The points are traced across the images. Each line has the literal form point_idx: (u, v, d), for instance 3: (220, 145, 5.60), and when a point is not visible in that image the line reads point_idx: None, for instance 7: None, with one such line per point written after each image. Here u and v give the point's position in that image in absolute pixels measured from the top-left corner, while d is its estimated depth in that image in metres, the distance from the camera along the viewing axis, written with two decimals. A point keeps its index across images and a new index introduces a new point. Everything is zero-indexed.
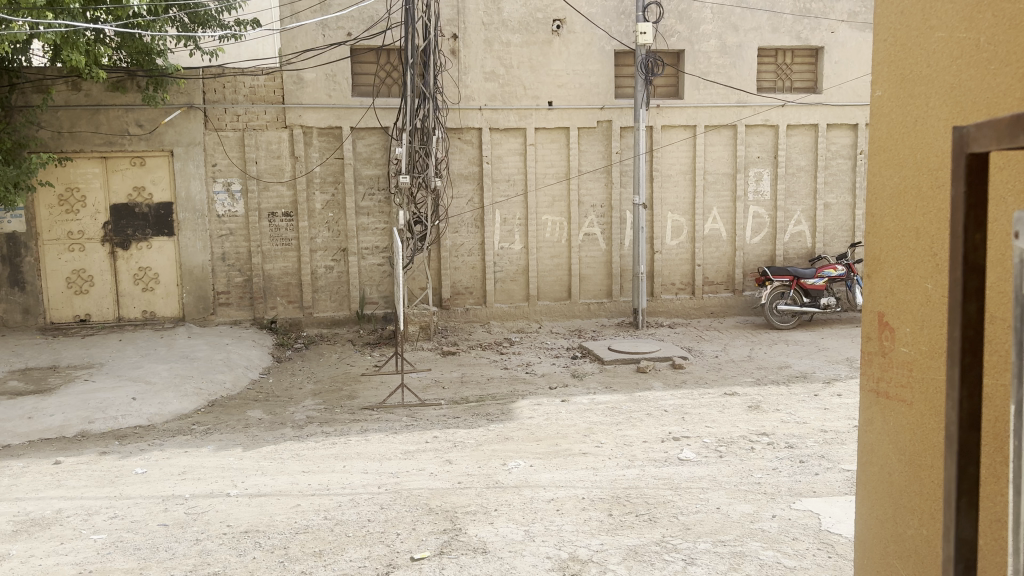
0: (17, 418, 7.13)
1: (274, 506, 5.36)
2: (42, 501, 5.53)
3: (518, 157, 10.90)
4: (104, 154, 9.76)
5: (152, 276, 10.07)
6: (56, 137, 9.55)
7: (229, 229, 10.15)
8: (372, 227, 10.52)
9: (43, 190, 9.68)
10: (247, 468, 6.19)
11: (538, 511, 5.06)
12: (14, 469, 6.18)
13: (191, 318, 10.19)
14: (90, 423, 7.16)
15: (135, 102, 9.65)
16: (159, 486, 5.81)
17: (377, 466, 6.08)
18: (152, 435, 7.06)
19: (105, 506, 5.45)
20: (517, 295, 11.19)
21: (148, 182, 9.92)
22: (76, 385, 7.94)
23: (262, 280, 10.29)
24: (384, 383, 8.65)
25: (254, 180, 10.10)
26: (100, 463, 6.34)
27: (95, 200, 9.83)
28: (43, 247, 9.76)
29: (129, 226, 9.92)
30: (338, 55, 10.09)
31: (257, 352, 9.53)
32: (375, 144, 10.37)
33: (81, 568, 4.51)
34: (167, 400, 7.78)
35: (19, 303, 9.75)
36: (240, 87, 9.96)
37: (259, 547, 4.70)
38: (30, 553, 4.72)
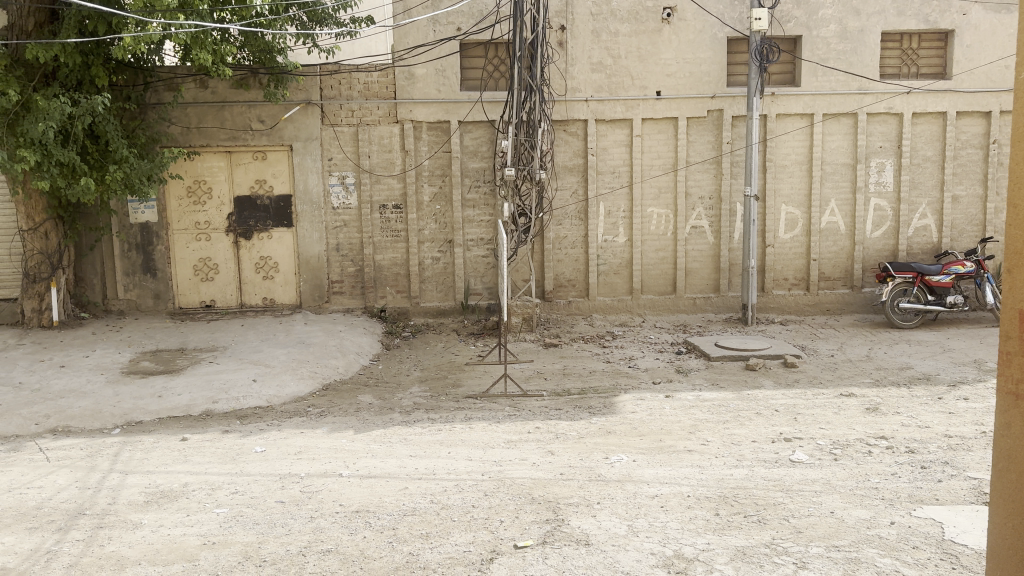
0: (149, 396, 7.62)
1: (383, 488, 5.52)
2: (170, 475, 5.90)
3: (624, 149, 10.79)
4: (228, 148, 10.26)
5: (272, 265, 10.54)
6: (185, 133, 10.10)
7: (342, 220, 10.50)
8: (477, 219, 10.67)
9: (173, 182, 10.26)
10: (359, 450, 6.41)
11: (642, 506, 5.00)
12: (146, 444, 6.61)
13: (307, 305, 10.62)
14: (214, 403, 7.57)
15: (257, 99, 10.11)
16: (277, 465, 6.09)
17: (482, 454, 6.16)
18: (270, 415, 7.41)
19: (227, 482, 5.77)
20: (621, 289, 11.09)
21: (269, 175, 10.37)
22: (202, 367, 8.42)
23: (372, 270, 10.60)
24: (488, 373, 8.76)
25: (366, 173, 10.40)
26: (222, 441, 6.70)
27: (220, 192, 10.35)
28: (173, 236, 10.35)
29: (250, 217, 10.41)
30: (448, 49, 10.26)
31: (367, 339, 9.84)
32: (482, 137, 10.50)
33: (205, 539, 4.79)
34: (284, 382, 8.13)
35: (151, 288, 10.38)
36: (355, 83, 10.28)
37: (369, 527, 4.86)
38: (159, 523, 5.05)
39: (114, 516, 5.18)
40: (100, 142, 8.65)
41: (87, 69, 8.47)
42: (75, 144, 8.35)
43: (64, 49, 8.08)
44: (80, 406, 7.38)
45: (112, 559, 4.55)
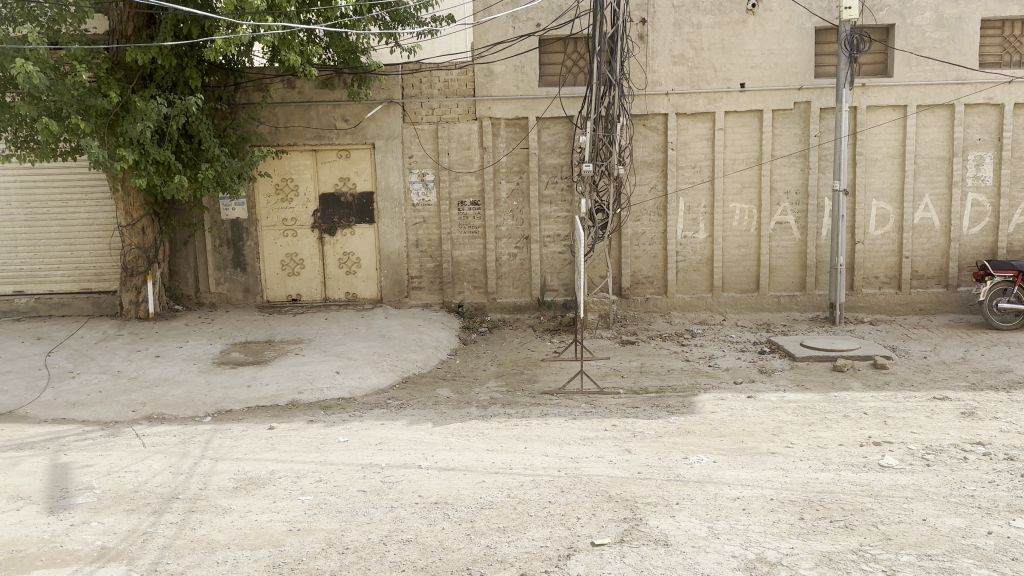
0: (239, 385, 7.92)
1: (462, 480, 5.59)
2: (258, 462, 6.12)
3: (706, 143, 10.60)
4: (314, 147, 10.54)
5: (355, 260, 10.79)
6: (273, 132, 10.43)
7: (422, 216, 10.66)
8: (554, 215, 10.67)
9: (262, 180, 10.61)
10: (437, 442, 6.50)
11: (723, 508, 4.91)
12: (235, 432, 6.87)
13: (387, 299, 10.82)
14: (299, 393, 7.81)
15: (341, 98, 10.37)
16: (359, 455, 6.24)
17: (558, 450, 6.16)
18: (352, 407, 7.59)
19: (311, 470, 5.95)
20: (701, 286, 10.91)
21: (352, 173, 10.61)
22: (288, 358, 8.69)
23: (451, 265, 10.73)
24: (564, 370, 8.75)
25: (446, 170, 10.54)
26: (307, 430, 6.91)
27: (306, 190, 10.64)
28: (261, 232, 10.70)
29: (334, 214, 10.67)
30: (528, 45, 10.28)
31: (445, 334, 9.97)
32: (560, 133, 10.50)
33: (291, 525, 4.95)
34: (365, 375, 8.32)
35: (241, 282, 10.75)
36: (436, 81, 10.42)
37: (448, 519, 4.93)
38: (248, 508, 5.24)
39: (205, 500, 5.40)
40: (193, 142, 9.00)
41: (181, 71, 8.83)
42: (170, 143, 8.71)
43: (161, 52, 8.44)
44: (174, 394, 7.72)
45: (203, 542, 4.75)
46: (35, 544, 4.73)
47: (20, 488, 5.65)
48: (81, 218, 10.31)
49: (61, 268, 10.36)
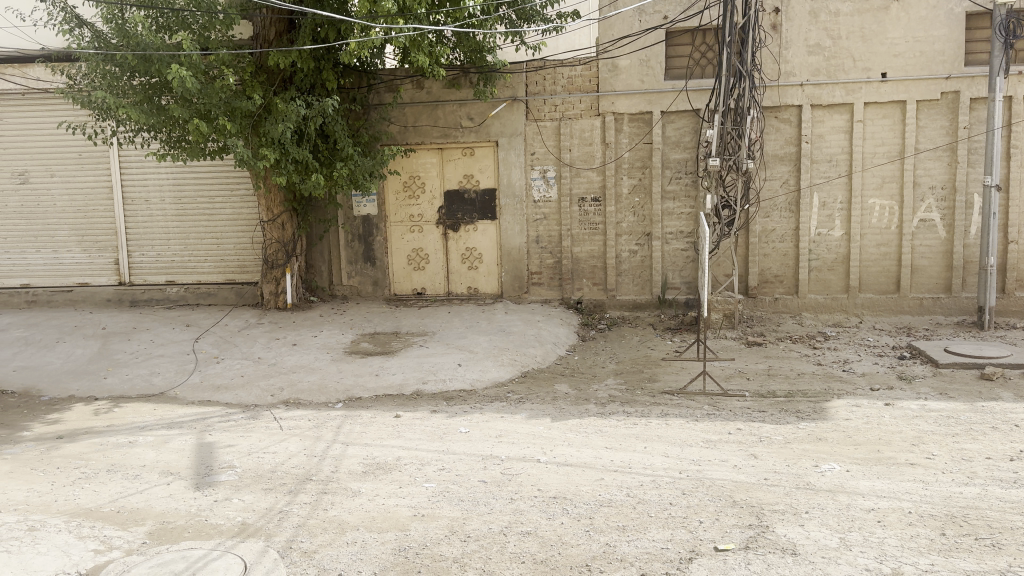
0: (367, 374, 8.25)
1: (581, 477, 5.60)
2: (385, 448, 6.35)
3: (843, 135, 10.13)
4: (440, 145, 10.81)
5: (477, 256, 10.99)
6: (402, 132, 10.75)
7: (543, 213, 10.73)
8: (678, 211, 10.49)
9: (391, 178, 10.97)
10: (556, 437, 6.54)
11: (856, 519, 4.70)
12: (364, 419, 7.16)
13: (508, 294, 10.97)
14: (424, 383, 8.05)
15: (467, 97, 10.56)
16: (480, 446, 6.37)
17: (680, 452, 6.07)
18: (473, 399, 7.75)
19: (435, 458, 6.12)
20: (835, 287, 10.44)
21: (476, 170, 10.82)
22: (413, 350, 8.97)
23: (571, 262, 10.75)
24: (686, 370, 8.59)
25: (567, 167, 10.56)
26: (431, 420, 7.11)
27: (432, 187, 10.93)
28: (389, 227, 11.06)
29: (459, 210, 10.91)
30: (654, 39, 10.16)
31: (565, 330, 9.99)
32: (685, 127, 10.32)
33: (415, 511, 5.12)
34: (487, 368, 8.47)
35: (370, 276, 11.16)
36: (559, 78, 10.44)
37: (566, 514, 4.95)
38: (375, 492, 5.46)
39: (336, 483, 5.66)
40: (329, 141, 9.42)
41: (319, 73, 9.26)
42: (309, 143, 9.15)
43: (301, 56, 8.88)
44: (308, 381, 8.13)
45: (333, 523, 4.98)
46: (183, 517, 5.11)
47: (170, 464, 6.11)
48: (226, 214, 11.00)
49: (208, 260, 11.10)
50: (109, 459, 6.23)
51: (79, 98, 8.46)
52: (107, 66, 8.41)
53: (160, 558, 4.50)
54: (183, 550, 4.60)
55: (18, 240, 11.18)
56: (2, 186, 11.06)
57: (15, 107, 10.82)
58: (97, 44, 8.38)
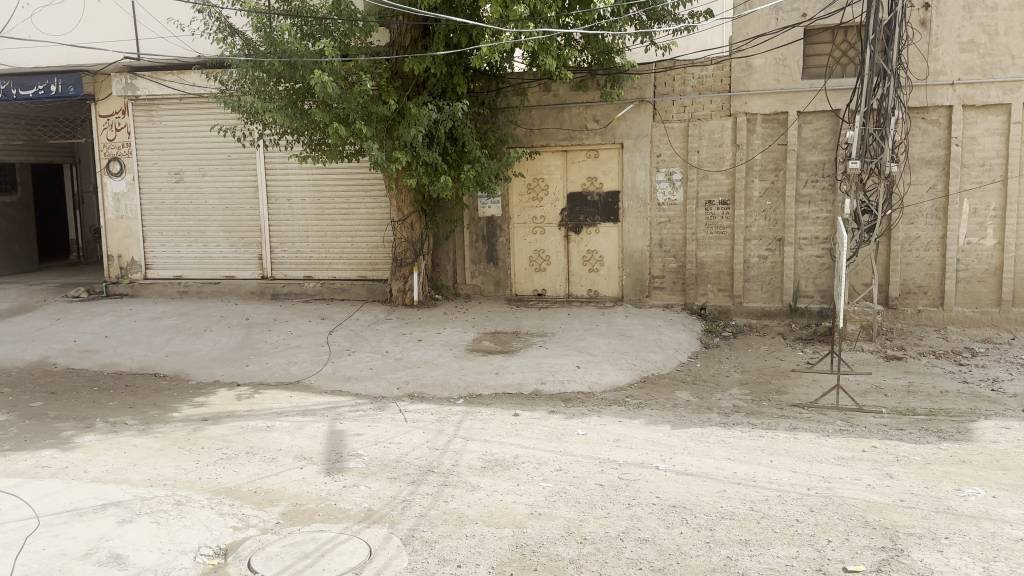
0: (488, 372, 8.40)
1: (701, 487, 5.49)
2: (504, 446, 6.45)
3: (998, 138, 9.44)
4: (565, 147, 10.83)
5: (598, 258, 10.96)
6: (528, 134, 10.86)
7: (667, 216, 10.57)
8: (812, 216, 10.09)
9: (515, 180, 11.09)
10: (676, 445, 6.43)
11: (1002, 549, 4.38)
12: (484, 415, 7.29)
13: (629, 298, 10.87)
14: (543, 384, 8.11)
15: (594, 99, 10.54)
16: (598, 449, 6.35)
17: (808, 468, 5.83)
18: (591, 401, 7.74)
19: (552, 458, 6.15)
20: (986, 300, 9.74)
21: (600, 173, 10.78)
22: (534, 350, 9.05)
23: (695, 266, 10.54)
24: (817, 383, 8.24)
25: (695, 169, 10.36)
26: (549, 420, 7.15)
27: (556, 189, 10.96)
28: (512, 229, 11.18)
29: (581, 212, 10.90)
30: (791, 37, 9.82)
31: (688, 336, 9.81)
32: (823, 128, 9.93)
33: (533, 509, 5.17)
34: (606, 371, 8.43)
35: (493, 276, 11.32)
36: (689, 78, 10.26)
37: (686, 523, 4.86)
38: (494, 488, 5.56)
39: (457, 476, 5.80)
40: (458, 144, 9.63)
41: (450, 78, 9.50)
42: (438, 146, 9.40)
43: (434, 61, 9.16)
44: (432, 376, 8.36)
45: (453, 515, 5.10)
46: (314, 500, 5.38)
47: (303, 449, 6.44)
48: (360, 213, 11.47)
49: (342, 257, 11.61)
50: (248, 442, 6.63)
51: (231, 103, 9.04)
52: (256, 72, 8.96)
53: (292, 539, 4.76)
54: (313, 532, 4.84)
55: (172, 235, 12.06)
56: (160, 185, 11.97)
57: (174, 111, 11.72)
58: (247, 52, 8.94)
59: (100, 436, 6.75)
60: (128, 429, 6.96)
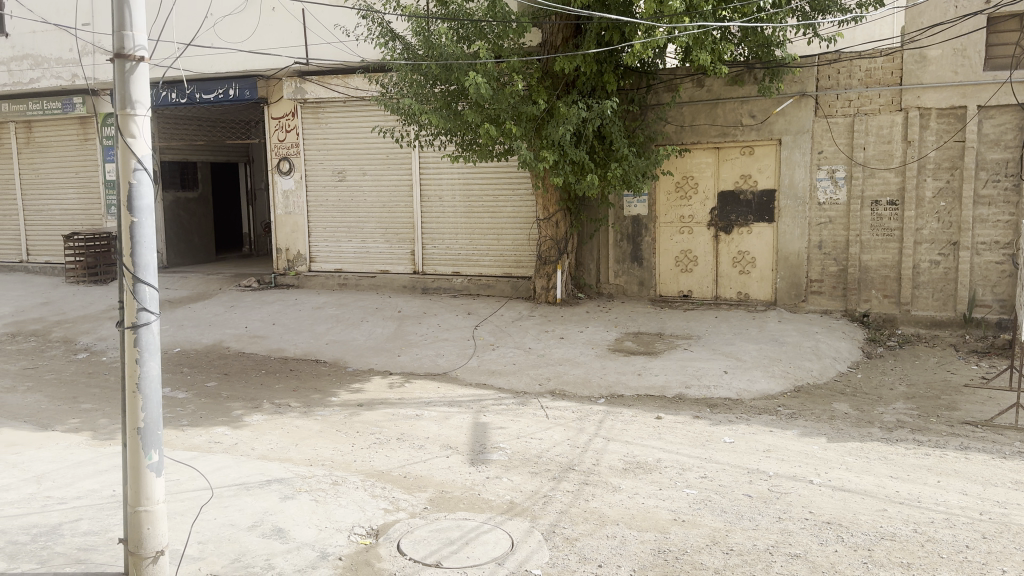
0: (630, 373, 8.31)
1: (859, 504, 5.18)
2: (648, 449, 6.35)
3: None
4: (717, 144, 10.52)
5: (750, 259, 10.58)
6: (679, 131, 10.62)
7: (828, 216, 10.05)
8: (992, 219, 9.31)
9: (663, 178, 10.89)
10: (832, 459, 6.11)
11: None
12: (626, 416, 7.23)
13: (783, 302, 10.42)
14: (688, 388, 7.93)
15: (751, 94, 10.17)
16: (746, 459, 6.14)
17: (980, 491, 5.38)
18: (739, 408, 7.49)
19: (697, 465, 6.00)
20: None
21: (755, 170, 10.40)
22: (679, 352, 8.87)
23: (858, 270, 9.96)
24: (993, 400, 7.56)
25: (860, 167, 9.79)
26: (694, 425, 6.98)
27: (706, 187, 10.66)
28: (659, 228, 10.98)
29: (733, 212, 10.56)
30: (973, 26, 9.10)
31: (847, 344, 9.28)
32: (1007, 123, 9.13)
33: (677, 515, 5.06)
34: (755, 378, 8.12)
35: (637, 276, 11.16)
36: (856, 71, 9.71)
37: (841, 542, 4.61)
38: (636, 490, 5.49)
39: (598, 476, 5.78)
40: (606, 143, 9.58)
41: (600, 76, 9.46)
42: (586, 144, 9.37)
43: (585, 60, 9.16)
44: (574, 374, 8.38)
45: (594, 514, 5.09)
46: (459, 489, 5.53)
47: (449, 439, 6.63)
48: (507, 211, 11.67)
49: (489, 254, 11.84)
50: (398, 429, 6.90)
51: (391, 105, 9.41)
52: (414, 75, 9.29)
53: (438, 524, 4.91)
54: (458, 520, 4.98)
55: (334, 230, 12.74)
56: (324, 182, 12.67)
57: (339, 113, 12.37)
58: (407, 56, 9.32)
59: (266, 416, 7.24)
60: (291, 411, 7.42)
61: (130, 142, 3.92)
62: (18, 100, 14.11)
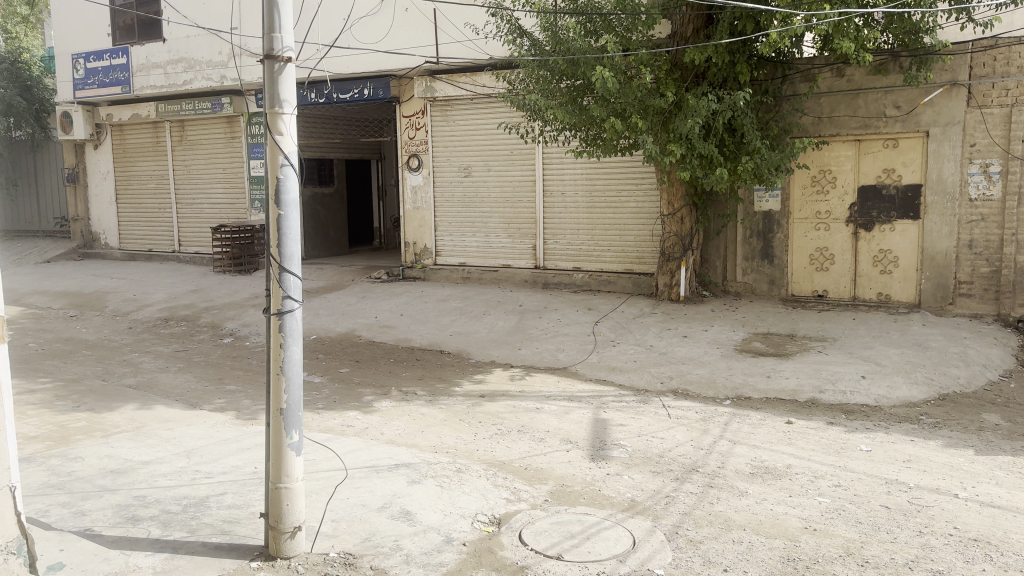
0: (760, 375, 8.05)
1: (1010, 522, 4.83)
2: (776, 454, 6.14)
3: None
4: (858, 136, 10.02)
5: (892, 258, 10.03)
6: (816, 123, 10.19)
7: (980, 214, 9.39)
8: None
9: (798, 172, 10.48)
10: (980, 473, 5.71)
11: None
12: (754, 419, 7.02)
13: (927, 305, 9.83)
14: (821, 393, 7.61)
15: (895, 84, 9.65)
16: (884, 468, 5.84)
17: None
18: (877, 416, 7.12)
19: (830, 473, 5.76)
20: None
21: (899, 164, 9.84)
22: (812, 355, 8.52)
23: (1013, 272, 9.25)
24: None
25: (1018, 160, 9.10)
26: (827, 431, 6.70)
27: (845, 181, 10.19)
28: (793, 224, 10.58)
29: (873, 208, 10.05)
30: None
31: (999, 351, 8.64)
32: None
33: (808, 523, 4.88)
34: (896, 384, 7.69)
35: (767, 274, 10.80)
36: (1015, 58, 9.03)
37: (990, 561, 4.32)
38: (763, 496, 5.33)
39: (723, 479, 5.64)
40: (737, 136, 9.31)
41: (733, 67, 9.21)
42: (716, 137, 9.15)
43: (717, 50, 8.93)
44: (698, 374, 8.22)
45: (720, 518, 4.98)
46: (580, 484, 5.54)
47: (570, 434, 6.65)
48: (630, 206, 11.57)
49: (611, 249, 11.77)
50: (520, 421, 6.99)
51: (517, 100, 9.53)
52: (541, 71, 9.34)
53: (559, 517, 4.95)
54: (579, 514, 4.99)
55: (459, 225, 13.01)
56: (451, 178, 12.96)
57: (467, 109, 12.62)
58: (534, 52, 9.39)
59: (394, 403, 7.50)
60: (417, 399, 7.66)
61: (278, 139, 4.15)
62: (172, 101, 15.22)
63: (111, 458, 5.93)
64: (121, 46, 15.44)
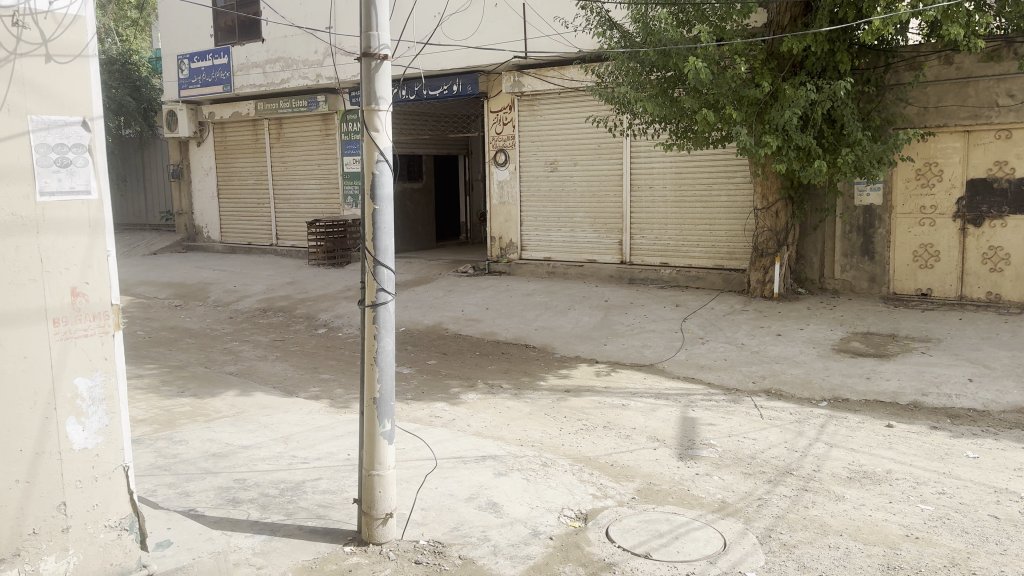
0: (858, 376, 7.76)
1: None
2: (875, 458, 5.91)
3: None
4: (967, 127, 9.54)
5: (1003, 256, 9.50)
6: (922, 113, 9.74)
7: None
8: None
9: (902, 164, 10.05)
10: None
11: None
12: (852, 422, 6.77)
13: None
14: (924, 396, 7.29)
15: (1009, 71, 9.13)
16: (992, 476, 5.54)
17: None
18: (986, 421, 6.75)
19: (933, 479, 5.51)
20: None
21: (1012, 156, 9.32)
22: (914, 356, 8.15)
23: None
24: None
25: None
26: (931, 437, 6.40)
27: (952, 174, 9.72)
28: (895, 220, 10.14)
29: (984, 202, 9.54)
30: None
31: None
32: None
33: (909, 531, 4.68)
34: (1007, 389, 7.28)
35: (867, 271, 10.39)
36: None
37: None
38: (862, 501, 5.14)
39: (819, 482, 5.47)
40: (835, 127, 8.99)
41: (832, 56, 8.89)
42: (814, 128, 8.86)
43: (816, 39, 8.64)
44: (792, 374, 7.99)
45: (814, 522, 4.83)
46: (668, 482, 5.47)
47: (658, 431, 6.57)
48: (720, 200, 11.32)
49: (701, 245, 11.56)
50: (607, 417, 6.95)
51: (606, 93, 9.48)
52: (631, 63, 9.24)
53: (647, 515, 4.90)
54: (668, 513, 4.93)
55: (545, 220, 13.03)
56: (537, 173, 12.99)
57: (554, 104, 12.61)
58: (624, 44, 9.32)
59: (480, 395, 7.58)
60: (503, 392, 7.72)
61: (374, 136, 4.24)
62: (271, 100, 15.78)
63: (214, 442, 6.21)
64: (223, 47, 16.10)
